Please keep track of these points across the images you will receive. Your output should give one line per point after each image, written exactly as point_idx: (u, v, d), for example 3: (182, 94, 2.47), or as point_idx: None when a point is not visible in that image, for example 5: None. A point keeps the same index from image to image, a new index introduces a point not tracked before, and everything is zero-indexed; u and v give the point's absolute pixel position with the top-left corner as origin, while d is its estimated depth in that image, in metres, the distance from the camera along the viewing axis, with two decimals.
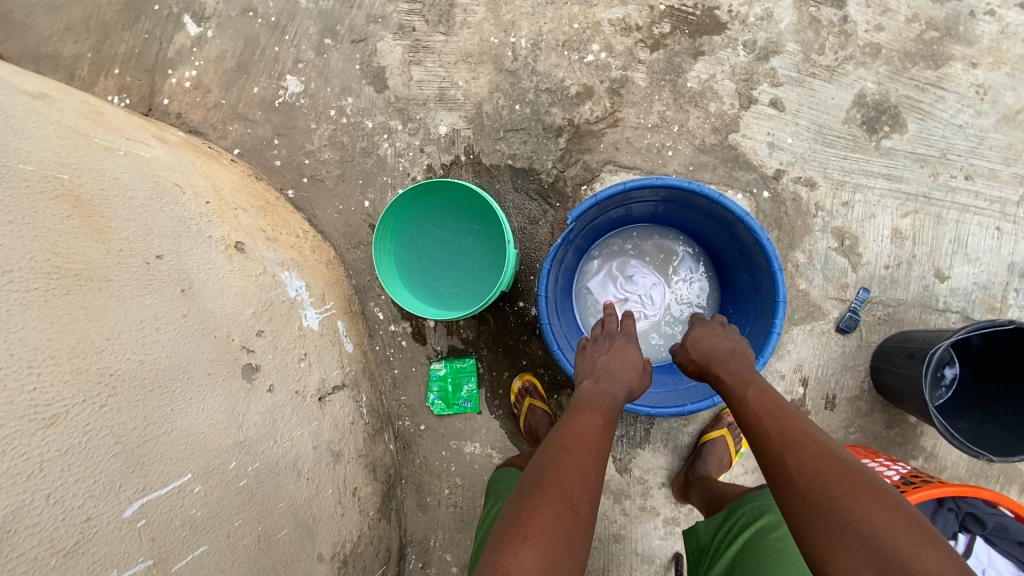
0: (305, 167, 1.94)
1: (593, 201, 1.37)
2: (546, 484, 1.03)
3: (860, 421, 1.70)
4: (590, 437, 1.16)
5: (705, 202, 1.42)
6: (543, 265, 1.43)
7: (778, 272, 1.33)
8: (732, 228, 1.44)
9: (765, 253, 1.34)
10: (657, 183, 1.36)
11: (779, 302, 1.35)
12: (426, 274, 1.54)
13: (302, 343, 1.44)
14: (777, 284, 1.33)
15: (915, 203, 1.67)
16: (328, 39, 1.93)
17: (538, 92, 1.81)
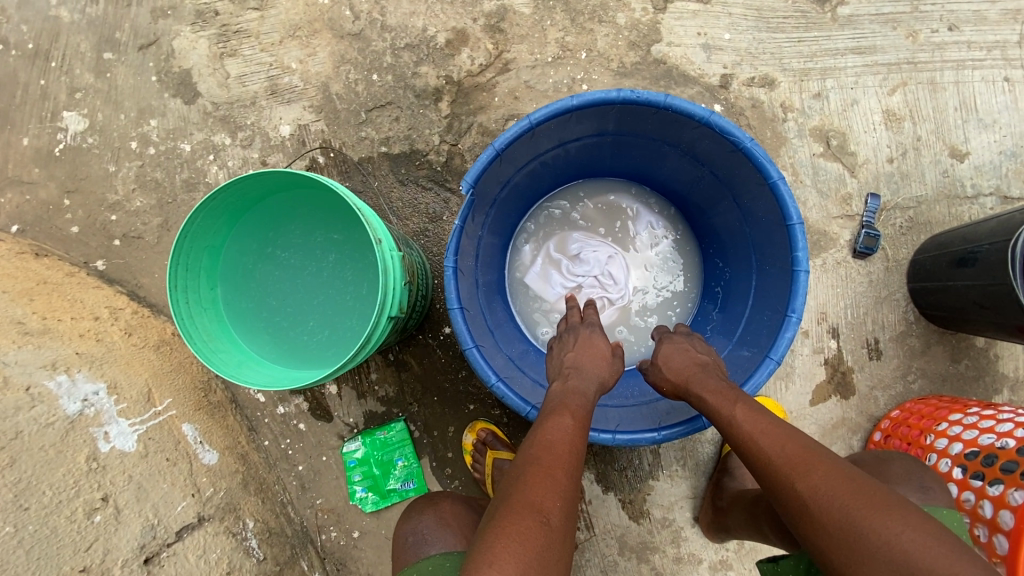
0: (112, 226, 1.40)
1: (493, 153, 0.92)
2: (506, 506, 0.74)
3: (919, 363, 1.28)
4: (566, 454, 0.81)
5: (648, 118, 0.97)
6: (446, 265, 0.95)
7: (779, 181, 0.88)
8: (693, 145, 1.00)
9: (751, 160, 0.90)
10: (569, 105, 0.91)
11: (792, 224, 0.88)
12: (281, 323, 1.05)
13: (92, 481, 0.90)
14: (781, 199, 0.88)
15: (901, 74, 1.30)
16: (107, 52, 1.42)
17: (398, 52, 1.36)
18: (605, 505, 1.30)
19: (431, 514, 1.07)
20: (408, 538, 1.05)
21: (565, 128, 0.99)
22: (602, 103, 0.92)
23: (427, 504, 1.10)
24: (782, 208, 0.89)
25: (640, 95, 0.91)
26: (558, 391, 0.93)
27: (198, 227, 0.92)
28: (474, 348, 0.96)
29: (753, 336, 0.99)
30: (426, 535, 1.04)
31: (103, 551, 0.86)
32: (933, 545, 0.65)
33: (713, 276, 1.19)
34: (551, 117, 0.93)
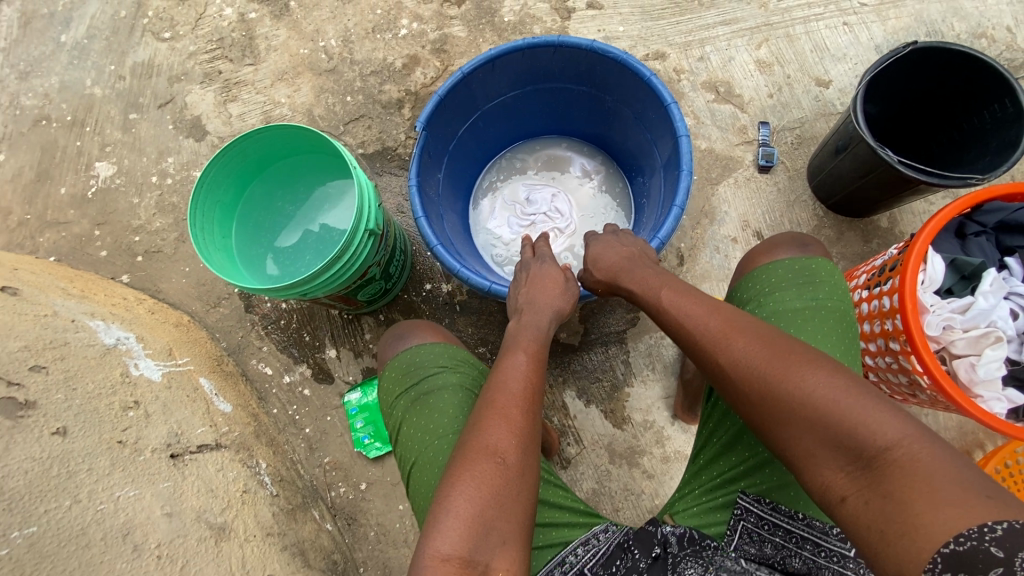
0: (136, 245, 1.64)
1: (436, 98, 1.17)
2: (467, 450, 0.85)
3: (838, 249, 1.47)
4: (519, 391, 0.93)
5: (553, 62, 1.24)
6: (410, 185, 1.16)
7: (651, 76, 1.14)
8: (594, 78, 1.27)
9: (631, 69, 1.16)
10: (491, 55, 1.17)
11: (670, 105, 1.13)
12: (284, 263, 1.29)
13: (126, 390, 1.05)
14: (657, 89, 1.13)
15: (763, 33, 1.64)
16: (133, 113, 1.75)
17: (365, 78, 1.70)
18: (589, 418, 1.40)
19: (403, 324, 1.18)
20: (384, 343, 1.17)
21: (491, 81, 1.25)
22: (513, 51, 1.18)
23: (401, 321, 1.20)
24: (659, 97, 1.14)
25: (540, 40, 1.18)
26: (517, 328, 1.05)
27: (213, 182, 1.17)
28: (440, 246, 1.13)
29: (665, 206, 1.19)
30: (399, 337, 1.15)
31: (137, 436, 0.98)
32: (840, 394, 0.73)
33: (638, 193, 1.42)
34: (480, 68, 1.20)
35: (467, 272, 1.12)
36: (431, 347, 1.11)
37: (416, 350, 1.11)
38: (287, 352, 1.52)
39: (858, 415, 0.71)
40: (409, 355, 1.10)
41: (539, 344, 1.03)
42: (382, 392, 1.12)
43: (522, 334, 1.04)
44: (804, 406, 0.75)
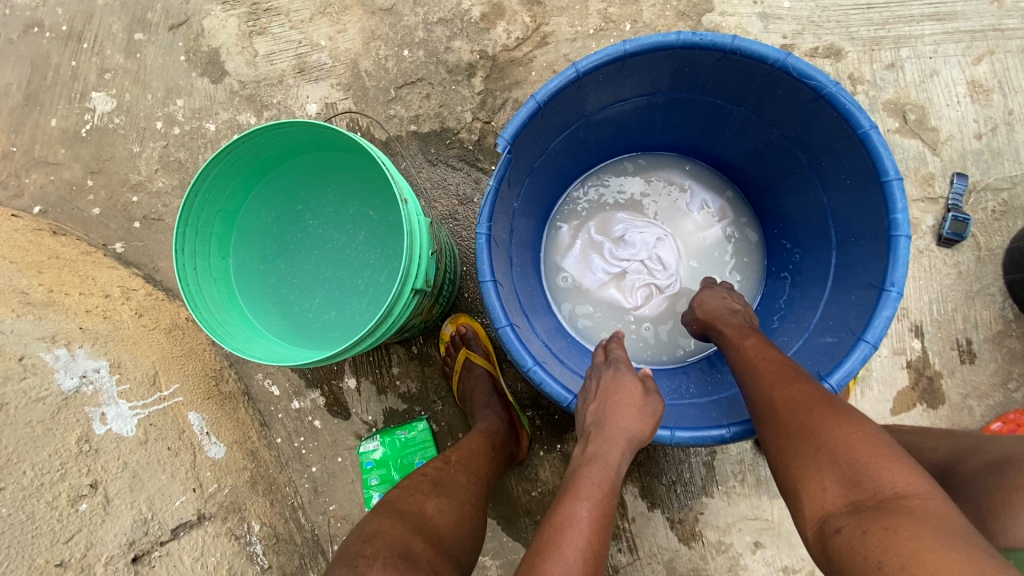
0: (134, 207, 1.35)
1: (534, 106, 0.79)
2: None
3: (1019, 369, 1.11)
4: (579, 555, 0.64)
5: (710, 68, 0.84)
6: (478, 233, 0.82)
7: (871, 130, 0.73)
8: (765, 97, 0.86)
9: (836, 109, 0.76)
10: (624, 50, 0.78)
11: (892, 180, 0.73)
12: (293, 299, 0.98)
13: (81, 466, 0.81)
14: (875, 151, 0.73)
15: (988, 41, 1.18)
16: (138, 33, 1.39)
17: (430, 26, 1.29)
18: (650, 524, 1.14)
19: None
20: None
21: (613, 83, 0.86)
22: (658, 49, 0.78)
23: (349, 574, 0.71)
24: (874, 163, 0.75)
25: (702, 38, 0.77)
26: (586, 459, 0.75)
27: (210, 187, 0.84)
28: (508, 327, 0.81)
29: (840, 320, 0.83)
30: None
31: (87, 544, 0.77)
32: (870, 442, 0.59)
33: (779, 261, 1.04)
34: (601, 67, 0.81)
35: (541, 379, 0.81)
36: None
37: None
38: (299, 372, 1.24)
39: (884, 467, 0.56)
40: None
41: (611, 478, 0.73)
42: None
43: (588, 467, 0.73)
44: (828, 444, 0.60)
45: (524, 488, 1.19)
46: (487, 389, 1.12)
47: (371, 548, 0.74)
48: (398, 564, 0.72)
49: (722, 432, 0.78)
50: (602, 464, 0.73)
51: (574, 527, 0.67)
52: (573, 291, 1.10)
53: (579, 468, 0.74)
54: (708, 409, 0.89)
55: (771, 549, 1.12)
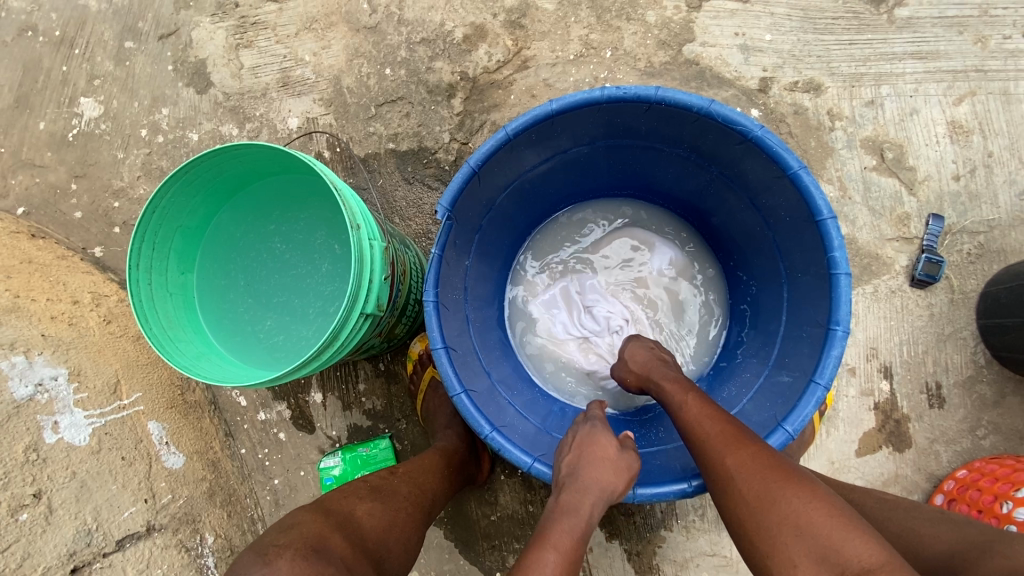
0: (115, 212, 1.37)
1: (469, 171, 0.82)
2: None
3: (990, 415, 1.09)
4: None
5: (642, 119, 0.86)
6: (426, 300, 0.83)
7: (800, 170, 0.75)
8: (701, 142, 0.87)
9: (765, 151, 0.77)
10: (551, 109, 0.81)
11: (825, 220, 0.74)
12: (243, 315, 0.97)
13: (25, 476, 0.81)
14: (806, 191, 0.74)
15: (969, 82, 1.16)
16: (129, 41, 1.41)
17: (412, 46, 1.30)
18: (607, 556, 1.13)
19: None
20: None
21: (548, 138, 0.88)
22: (586, 105, 0.81)
23: (258, 556, 0.69)
24: (808, 203, 0.75)
25: (626, 91, 0.80)
26: (557, 512, 0.73)
27: (169, 204, 0.85)
28: (463, 395, 0.82)
29: (793, 359, 0.82)
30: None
31: (24, 554, 0.77)
32: (831, 514, 0.60)
33: (738, 293, 1.03)
34: (533, 125, 0.83)
35: (501, 445, 0.81)
36: None
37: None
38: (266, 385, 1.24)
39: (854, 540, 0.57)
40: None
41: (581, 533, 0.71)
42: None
43: (558, 520, 0.72)
44: (798, 528, 0.59)
45: (483, 512, 1.18)
46: (448, 413, 1.12)
47: (285, 539, 0.73)
48: (313, 551, 0.71)
49: (685, 487, 0.77)
50: (571, 521, 0.71)
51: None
52: (530, 314, 1.10)
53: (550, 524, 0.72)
54: (673, 454, 0.88)
55: None
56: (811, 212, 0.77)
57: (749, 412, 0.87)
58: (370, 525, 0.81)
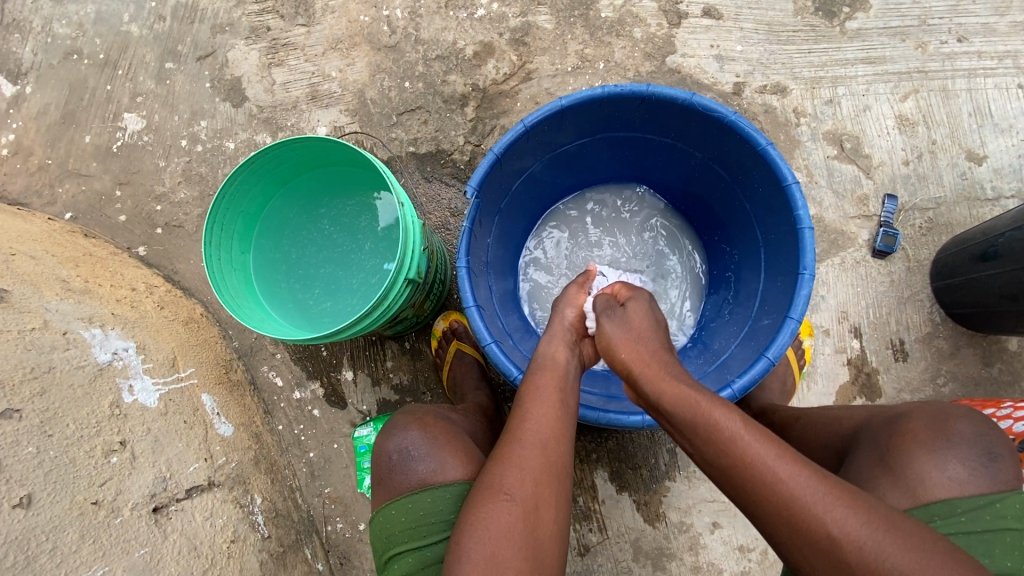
0: (157, 215, 1.50)
1: (493, 157, 0.97)
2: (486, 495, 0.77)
3: (948, 366, 1.24)
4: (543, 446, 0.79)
5: (635, 113, 1.02)
6: (457, 266, 0.97)
7: (768, 146, 0.91)
8: (685, 130, 1.03)
9: (739, 132, 0.94)
10: (560, 104, 0.96)
11: (790, 185, 0.90)
12: (296, 288, 1.12)
13: (112, 426, 0.93)
14: (774, 163, 0.90)
15: (912, 82, 1.35)
16: (169, 62, 1.56)
17: (429, 62, 1.47)
18: (619, 506, 1.25)
19: (418, 430, 0.93)
20: (392, 457, 0.92)
21: (556, 131, 1.04)
22: (589, 101, 0.97)
23: (411, 418, 0.96)
24: (776, 172, 0.92)
25: (622, 88, 0.96)
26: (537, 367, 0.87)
27: (237, 191, 0.99)
28: (493, 344, 0.95)
29: (771, 305, 0.97)
30: (413, 451, 0.91)
31: (116, 490, 0.88)
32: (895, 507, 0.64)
33: (722, 264, 1.18)
34: (545, 118, 0.98)
35: (527, 383, 0.94)
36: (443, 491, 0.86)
37: (442, 490, 0.86)
38: (301, 365, 1.36)
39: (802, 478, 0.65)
40: (435, 497, 0.86)
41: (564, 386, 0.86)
42: (388, 524, 0.89)
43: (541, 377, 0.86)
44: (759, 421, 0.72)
45: None
46: (472, 381, 1.25)
47: (421, 408, 1.00)
48: (444, 420, 0.99)
49: None
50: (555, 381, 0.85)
51: (533, 435, 0.79)
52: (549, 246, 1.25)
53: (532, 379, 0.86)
54: None
55: (727, 528, 1.23)
56: (779, 180, 0.93)
57: (736, 354, 1.01)
58: (467, 423, 1.06)
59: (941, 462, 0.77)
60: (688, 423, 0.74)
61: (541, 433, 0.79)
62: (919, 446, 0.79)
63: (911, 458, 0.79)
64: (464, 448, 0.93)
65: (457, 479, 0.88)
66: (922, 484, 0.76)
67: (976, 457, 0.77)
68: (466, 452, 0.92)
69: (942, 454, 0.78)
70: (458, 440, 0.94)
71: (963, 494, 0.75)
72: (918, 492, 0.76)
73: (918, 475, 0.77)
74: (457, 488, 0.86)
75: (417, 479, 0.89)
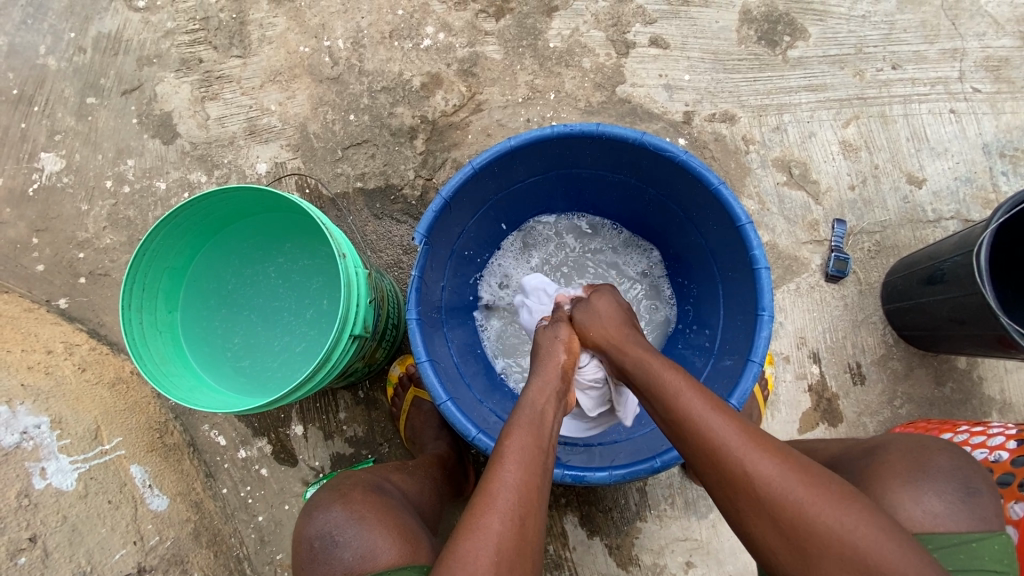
0: (80, 263, 1.38)
1: (441, 202, 0.92)
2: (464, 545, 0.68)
3: (904, 387, 1.26)
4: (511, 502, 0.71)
5: (586, 151, 1.00)
6: (409, 319, 0.91)
7: (720, 186, 0.90)
8: (639, 168, 1.01)
9: (691, 172, 0.92)
10: (510, 145, 0.92)
11: (744, 226, 0.89)
12: (223, 347, 1.04)
13: (19, 521, 0.86)
14: (726, 202, 0.89)
15: (853, 108, 1.39)
16: (90, 97, 1.45)
17: (374, 94, 1.41)
18: (590, 552, 1.21)
19: (341, 509, 0.86)
20: (313, 545, 0.84)
21: (508, 170, 1.00)
22: (538, 141, 0.93)
23: (335, 496, 0.88)
24: (730, 212, 0.90)
25: (573, 128, 0.93)
26: (520, 423, 0.80)
27: (158, 247, 0.91)
28: (448, 402, 0.89)
29: (733, 344, 0.96)
30: (337, 536, 0.83)
31: None
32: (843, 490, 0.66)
33: (681, 298, 1.17)
34: (496, 160, 0.94)
35: (486, 443, 0.88)
36: None
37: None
38: (245, 421, 1.25)
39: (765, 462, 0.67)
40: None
41: (544, 443, 0.78)
42: None
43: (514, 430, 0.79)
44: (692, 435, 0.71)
45: None
46: (433, 430, 1.18)
47: (348, 480, 0.93)
48: (373, 491, 0.91)
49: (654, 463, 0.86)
50: (534, 433, 0.79)
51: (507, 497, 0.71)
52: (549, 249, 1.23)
53: (511, 435, 0.78)
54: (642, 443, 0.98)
55: (701, 566, 1.20)
56: (733, 221, 0.92)
57: None
58: (408, 486, 0.99)
59: (918, 495, 0.72)
60: (667, 414, 0.75)
61: (519, 493, 0.71)
62: (894, 477, 0.74)
63: (885, 488, 0.73)
64: (396, 520, 0.86)
65: (387, 564, 0.80)
66: (894, 518, 0.71)
67: (956, 491, 0.72)
68: (396, 527, 0.85)
69: (917, 486, 0.72)
70: (388, 513, 0.86)
71: (936, 530, 0.70)
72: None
73: (893, 506, 0.71)
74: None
75: (342, 568, 0.81)
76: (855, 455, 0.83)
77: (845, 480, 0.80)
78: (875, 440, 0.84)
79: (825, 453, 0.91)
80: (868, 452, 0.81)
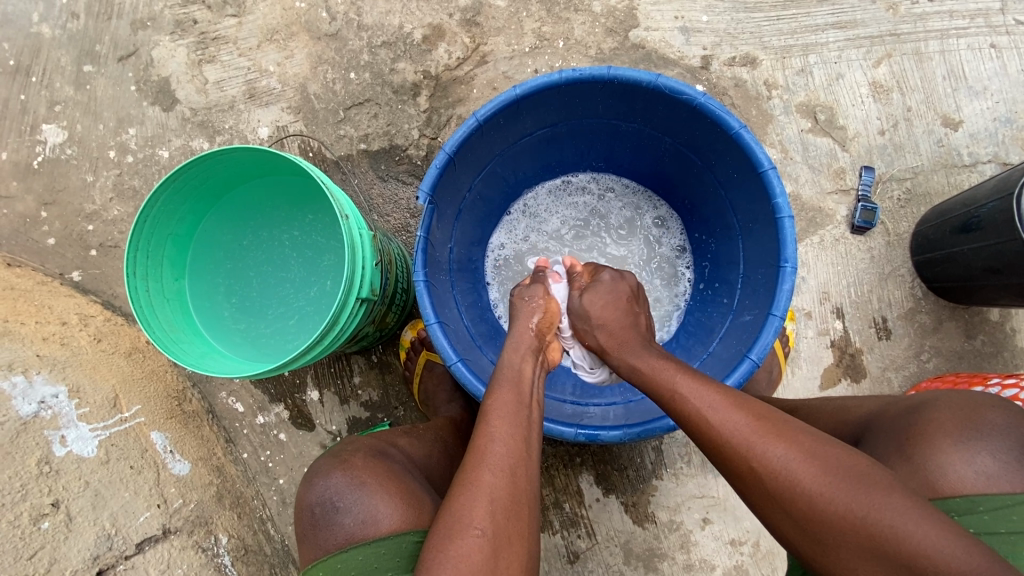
0: (89, 236, 1.38)
1: (446, 157, 0.88)
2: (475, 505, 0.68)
3: (932, 341, 1.22)
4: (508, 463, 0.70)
5: (597, 98, 0.94)
6: (417, 281, 0.88)
7: (741, 130, 0.84)
8: (653, 115, 0.95)
9: (709, 115, 0.86)
10: (515, 94, 0.87)
11: (766, 172, 0.84)
12: (233, 315, 1.03)
13: (42, 486, 0.88)
14: (747, 147, 0.84)
15: (885, 46, 1.29)
16: (87, 65, 1.41)
17: (374, 50, 1.35)
18: (606, 509, 1.21)
19: (341, 474, 0.86)
20: (314, 510, 0.85)
21: (514, 122, 0.95)
22: (545, 88, 0.88)
23: (335, 463, 0.89)
24: (751, 157, 0.85)
25: (582, 73, 0.87)
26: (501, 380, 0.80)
27: (160, 213, 0.89)
28: (459, 363, 0.88)
29: (754, 299, 0.92)
30: (337, 501, 0.84)
31: (50, 560, 0.84)
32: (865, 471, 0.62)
33: (698, 252, 1.13)
34: (501, 110, 0.89)
35: None
36: (374, 548, 0.79)
37: (372, 546, 0.79)
38: (261, 387, 1.26)
39: (780, 451, 0.65)
40: (368, 553, 0.79)
41: (526, 397, 0.78)
42: None
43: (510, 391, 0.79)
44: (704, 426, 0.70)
45: None
46: (446, 392, 1.18)
47: (351, 448, 0.92)
48: (375, 456, 0.90)
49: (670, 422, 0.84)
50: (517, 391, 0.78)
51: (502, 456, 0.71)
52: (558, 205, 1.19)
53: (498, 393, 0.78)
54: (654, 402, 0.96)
55: (718, 522, 1.20)
56: (754, 167, 0.87)
57: (718, 353, 0.96)
58: (416, 450, 0.99)
59: (967, 455, 0.69)
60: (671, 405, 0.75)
61: (509, 447, 0.71)
62: (943, 436, 0.70)
63: (937, 449, 0.69)
64: (399, 484, 0.86)
65: (388, 530, 0.80)
66: (945, 477, 0.68)
67: (1009, 452, 0.69)
68: (399, 492, 0.84)
69: (969, 446, 0.69)
70: (389, 477, 0.86)
71: (989, 491, 0.67)
72: (937, 485, 0.68)
73: (944, 467, 0.68)
74: (385, 541, 0.79)
75: (343, 533, 0.82)
76: (893, 415, 0.79)
77: (882, 438, 0.77)
78: (915, 398, 0.81)
79: (851, 410, 0.88)
80: (909, 409, 0.78)
